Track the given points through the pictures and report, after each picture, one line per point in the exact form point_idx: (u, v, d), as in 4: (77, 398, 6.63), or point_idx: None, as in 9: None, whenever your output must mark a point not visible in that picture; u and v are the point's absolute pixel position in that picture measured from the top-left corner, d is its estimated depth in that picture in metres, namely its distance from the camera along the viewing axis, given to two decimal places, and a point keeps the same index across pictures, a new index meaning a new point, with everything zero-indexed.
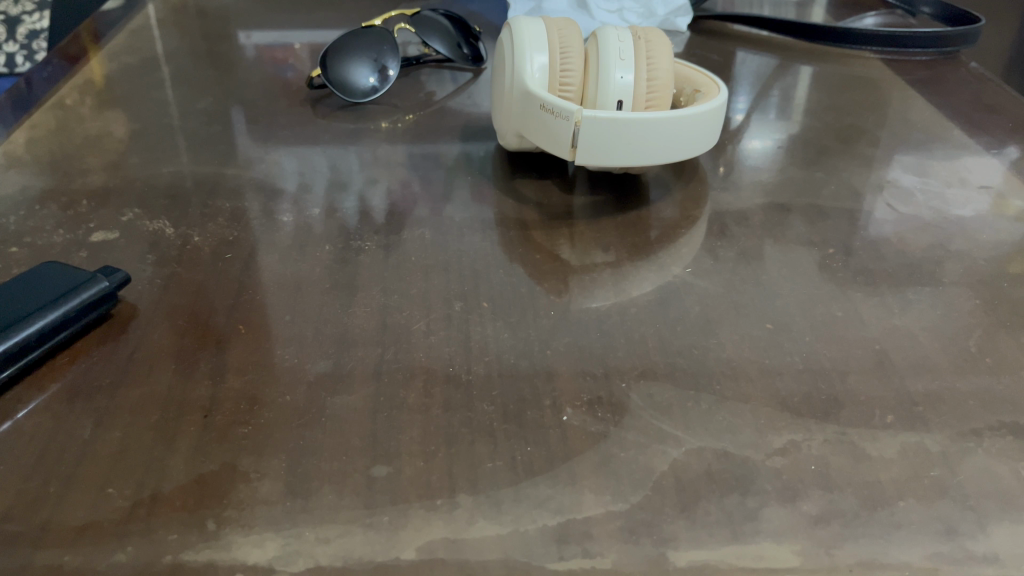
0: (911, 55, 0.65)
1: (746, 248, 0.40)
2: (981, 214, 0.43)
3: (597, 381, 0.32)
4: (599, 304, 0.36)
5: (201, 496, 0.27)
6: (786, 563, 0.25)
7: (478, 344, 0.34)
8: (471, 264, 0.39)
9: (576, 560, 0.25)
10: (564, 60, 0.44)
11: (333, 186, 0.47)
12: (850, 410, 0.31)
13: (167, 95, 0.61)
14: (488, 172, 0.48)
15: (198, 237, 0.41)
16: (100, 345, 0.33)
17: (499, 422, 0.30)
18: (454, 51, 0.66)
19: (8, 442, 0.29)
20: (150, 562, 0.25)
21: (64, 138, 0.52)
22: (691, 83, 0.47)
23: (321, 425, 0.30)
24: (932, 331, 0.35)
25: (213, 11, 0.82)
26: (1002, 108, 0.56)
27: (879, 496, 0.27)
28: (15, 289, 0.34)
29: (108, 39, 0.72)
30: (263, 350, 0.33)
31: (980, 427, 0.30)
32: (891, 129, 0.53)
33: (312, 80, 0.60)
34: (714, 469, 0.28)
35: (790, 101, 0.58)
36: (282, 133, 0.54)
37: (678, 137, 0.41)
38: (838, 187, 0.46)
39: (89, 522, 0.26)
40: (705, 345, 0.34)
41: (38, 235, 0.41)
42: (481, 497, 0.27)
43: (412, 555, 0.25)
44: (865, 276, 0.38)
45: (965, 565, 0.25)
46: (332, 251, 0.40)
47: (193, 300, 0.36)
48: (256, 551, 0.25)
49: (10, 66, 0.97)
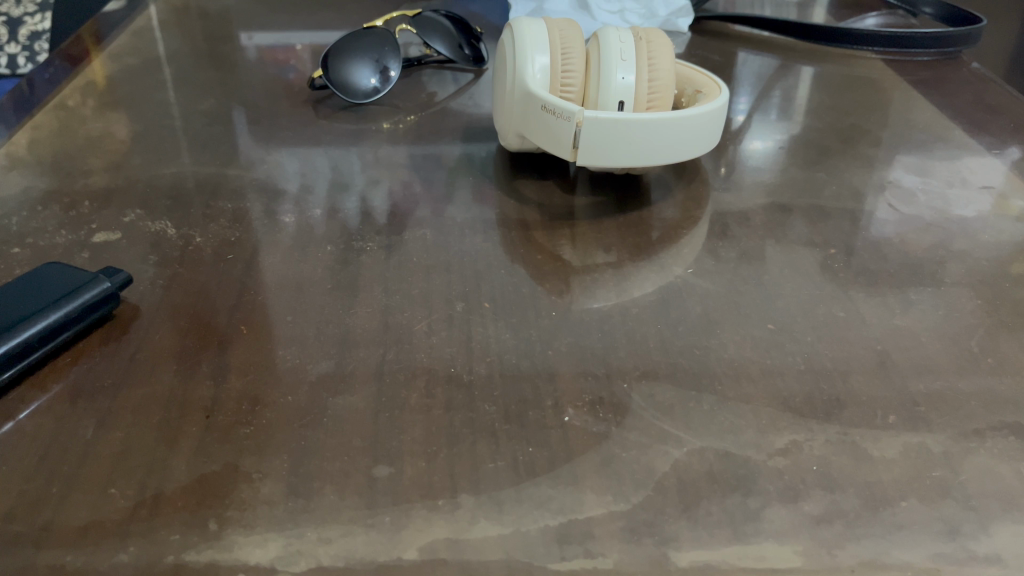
0: (912, 56, 0.65)
1: (747, 249, 0.40)
2: (983, 214, 0.43)
3: (599, 382, 0.32)
4: (601, 304, 0.36)
5: (203, 496, 0.27)
6: (788, 563, 0.25)
7: (480, 344, 0.34)
8: (473, 265, 0.39)
9: (578, 561, 0.25)
10: (565, 61, 0.44)
11: (335, 186, 0.47)
12: (852, 411, 0.31)
13: (169, 96, 0.61)
14: (490, 173, 0.48)
15: (200, 237, 0.41)
16: (102, 345, 0.33)
17: (500, 422, 0.30)
18: (456, 52, 0.66)
19: (10, 442, 0.29)
20: (152, 562, 0.25)
21: (67, 139, 0.52)
22: (692, 83, 0.47)
23: (323, 425, 0.30)
24: (934, 331, 0.35)
25: (215, 12, 0.82)
26: (1003, 109, 0.56)
27: (881, 496, 0.27)
28: (17, 290, 0.34)
29: (110, 40, 0.72)
30: (265, 350, 0.33)
31: (982, 427, 0.30)
32: (893, 129, 0.53)
33: (314, 81, 0.60)
34: (716, 469, 0.28)
35: (792, 101, 0.58)
36: (284, 134, 0.54)
37: (679, 138, 0.41)
38: (840, 188, 0.46)
39: (91, 522, 0.26)
40: (706, 346, 0.34)
41: (41, 235, 0.41)
42: (482, 497, 0.27)
43: (414, 555, 0.25)
44: (866, 276, 0.38)
45: (967, 565, 0.25)
46: (334, 251, 0.40)
47: (195, 301, 0.36)
48: (258, 551, 0.25)
49: (12, 67, 0.97)
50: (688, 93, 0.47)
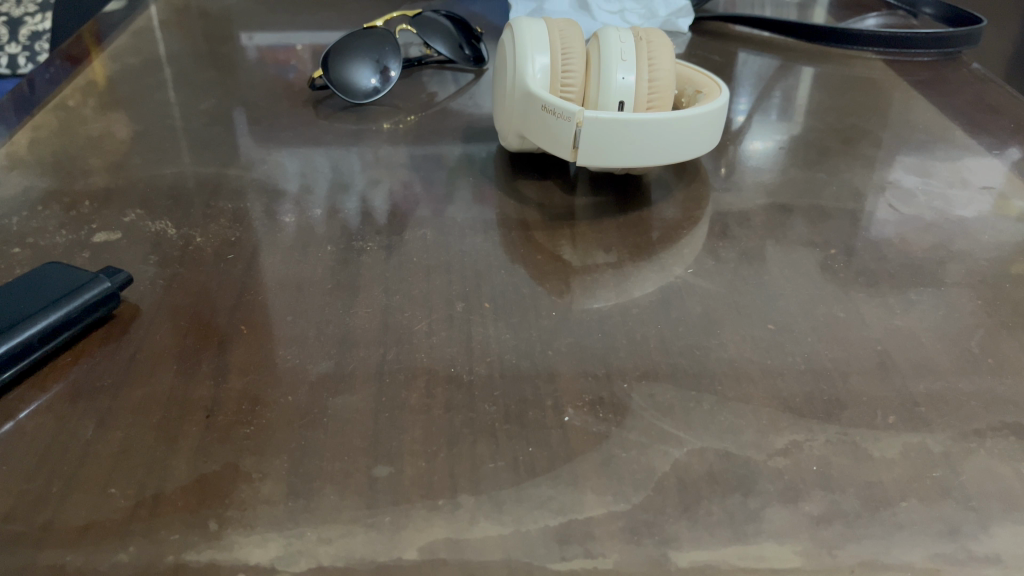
0: (913, 56, 0.65)
1: (747, 249, 0.40)
2: (983, 214, 0.43)
3: (599, 382, 0.32)
4: (601, 304, 0.36)
5: (203, 496, 0.27)
6: (789, 563, 0.25)
7: (480, 344, 0.34)
8: (473, 265, 0.39)
9: (578, 561, 0.25)
10: (565, 61, 0.44)
11: (335, 186, 0.47)
12: (852, 411, 0.31)
13: (169, 96, 0.61)
14: (490, 173, 0.48)
15: (201, 237, 0.41)
16: (102, 344, 0.34)
17: (501, 422, 0.30)
18: (456, 52, 0.66)
19: (11, 442, 0.29)
20: (152, 562, 0.25)
21: (67, 139, 0.52)
22: (693, 84, 0.47)
23: (323, 425, 0.30)
24: (934, 332, 0.35)
25: (215, 12, 0.82)
26: (1004, 109, 0.56)
27: (881, 497, 0.27)
28: (17, 290, 0.34)
29: (110, 41, 0.72)
30: (265, 350, 0.33)
31: (982, 427, 0.30)
32: (893, 129, 0.53)
33: (314, 81, 0.60)
34: (716, 469, 0.28)
35: (792, 101, 0.58)
36: (284, 134, 0.54)
37: (678, 138, 0.41)
38: (840, 188, 0.46)
39: (92, 521, 0.26)
40: (707, 346, 0.34)
41: (41, 235, 0.41)
42: (483, 497, 0.27)
43: (414, 555, 0.25)
44: (867, 277, 0.38)
45: (967, 565, 0.25)
46: (334, 251, 0.40)
47: (196, 300, 0.36)
48: (258, 551, 0.25)
49: (13, 67, 0.96)
50: (688, 94, 0.47)
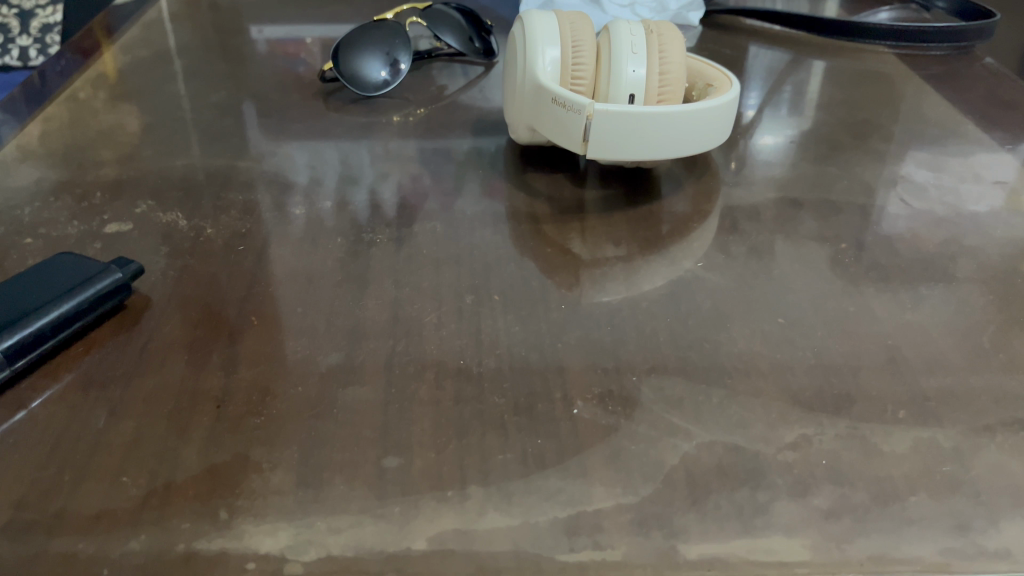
0: (926, 50, 0.64)
1: (757, 243, 0.40)
2: (995, 209, 0.43)
3: (608, 375, 0.32)
4: (610, 298, 0.36)
5: (213, 484, 0.27)
6: (797, 557, 0.25)
7: (489, 337, 0.34)
8: (482, 258, 0.39)
9: (587, 552, 0.25)
10: (575, 54, 0.44)
11: (344, 179, 0.47)
12: (862, 405, 0.30)
13: (179, 88, 0.61)
14: (499, 166, 0.48)
15: (211, 229, 0.41)
16: (114, 335, 0.34)
17: (510, 414, 0.30)
18: (465, 45, 0.66)
19: (23, 431, 0.29)
20: (163, 551, 0.25)
21: (78, 131, 0.53)
22: (704, 76, 0.47)
23: (333, 416, 0.30)
24: (945, 327, 0.35)
25: (225, 5, 0.82)
26: (1017, 103, 0.55)
27: (890, 491, 0.27)
28: (28, 281, 0.34)
29: (121, 33, 0.72)
30: (275, 341, 0.33)
31: (993, 423, 0.30)
32: (904, 123, 0.53)
33: (324, 74, 0.61)
34: (725, 462, 0.28)
35: (803, 95, 0.58)
36: (295, 126, 0.54)
37: (690, 130, 0.41)
38: (851, 183, 0.46)
39: (104, 509, 0.26)
40: (716, 340, 0.34)
41: (53, 226, 0.41)
42: (491, 489, 0.27)
43: (423, 545, 0.25)
44: (877, 271, 0.38)
45: (977, 560, 0.25)
46: (344, 244, 0.40)
47: (208, 292, 0.36)
48: (268, 540, 0.25)
49: (24, 60, 0.97)
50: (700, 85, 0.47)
